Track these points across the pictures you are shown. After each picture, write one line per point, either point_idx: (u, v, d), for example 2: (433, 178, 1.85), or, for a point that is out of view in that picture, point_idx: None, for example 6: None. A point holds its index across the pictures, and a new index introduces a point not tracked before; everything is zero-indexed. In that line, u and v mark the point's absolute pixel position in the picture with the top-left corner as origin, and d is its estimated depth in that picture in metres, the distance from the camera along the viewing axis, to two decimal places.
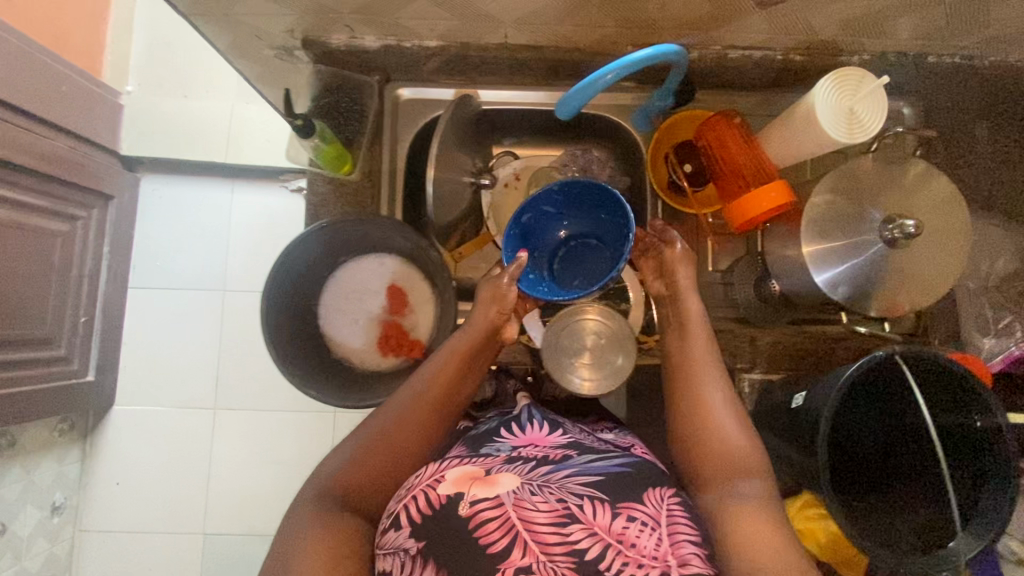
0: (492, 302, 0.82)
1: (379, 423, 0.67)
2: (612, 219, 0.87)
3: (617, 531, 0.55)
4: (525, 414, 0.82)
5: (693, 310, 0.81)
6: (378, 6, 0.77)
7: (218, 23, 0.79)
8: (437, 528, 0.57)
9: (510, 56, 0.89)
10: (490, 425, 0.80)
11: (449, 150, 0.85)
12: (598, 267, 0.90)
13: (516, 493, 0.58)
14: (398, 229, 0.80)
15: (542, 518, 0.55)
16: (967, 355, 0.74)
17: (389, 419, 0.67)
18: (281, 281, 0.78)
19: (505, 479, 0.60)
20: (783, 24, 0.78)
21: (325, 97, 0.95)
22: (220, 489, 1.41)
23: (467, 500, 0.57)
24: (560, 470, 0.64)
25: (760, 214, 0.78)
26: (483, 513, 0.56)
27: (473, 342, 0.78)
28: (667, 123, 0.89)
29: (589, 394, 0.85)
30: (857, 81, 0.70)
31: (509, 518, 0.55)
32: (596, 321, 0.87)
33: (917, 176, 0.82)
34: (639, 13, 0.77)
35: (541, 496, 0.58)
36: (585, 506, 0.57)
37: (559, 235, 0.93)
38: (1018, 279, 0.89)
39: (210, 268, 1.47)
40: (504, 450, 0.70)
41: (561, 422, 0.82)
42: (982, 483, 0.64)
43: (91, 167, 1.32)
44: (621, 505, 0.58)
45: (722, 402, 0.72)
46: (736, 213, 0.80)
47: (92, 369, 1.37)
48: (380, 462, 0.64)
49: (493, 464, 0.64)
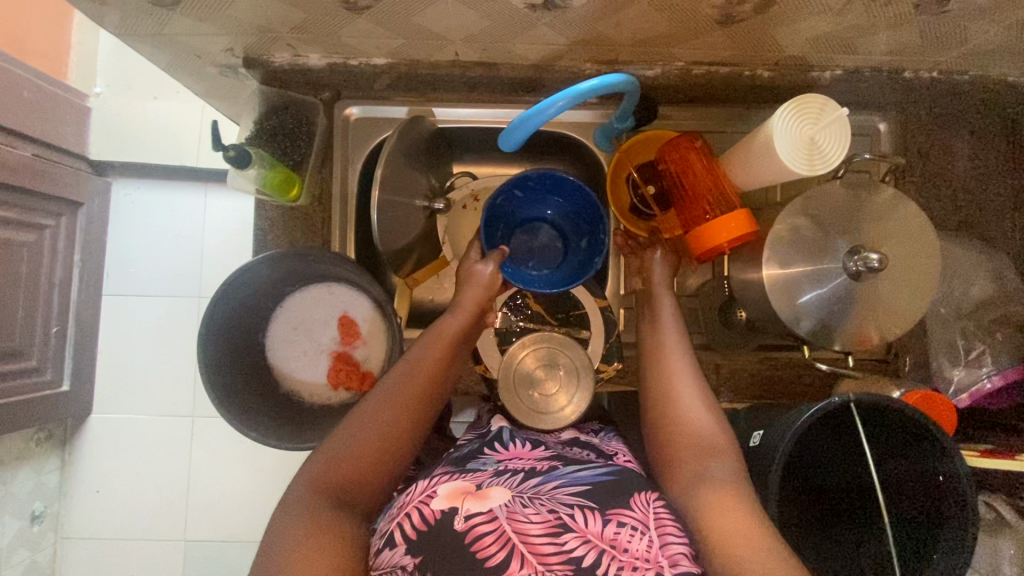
0: (479, 287, 0.81)
1: (372, 414, 0.63)
2: (573, 207, 0.90)
3: (610, 537, 0.53)
4: (506, 431, 0.75)
5: (669, 323, 0.78)
6: (315, 23, 0.72)
7: (154, 43, 0.75)
8: (434, 544, 0.52)
9: (463, 73, 0.84)
10: (471, 446, 0.73)
11: (399, 174, 0.81)
12: (550, 253, 0.94)
13: (508, 506, 0.54)
14: (342, 265, 0.76)
15: (536, 528, 0.52)
16: (929, 396, 0.73)
17: (383, 409, 0.64)
18: (221, 319, 0.75)
19: (496, 492, 0.56)
20: (746, 41, 0.73)
21: (269, 119, 0.87)
22: (199, 497, 1.35)
23: (460, 515, 0.53)
24: (549, 481, 0.61)
25: (717, 244, 0.73)
26: (480, 526, 0.51)
27: (463, 324, 0.77)
28: (628, 143, 0.84)
29: (575, 419, 0.82)
30: (819, 109, 0.66)
31: (505, 530, 0.51)
32: (535, 352, 0.85)
33: (886, 202, 0.78)
34: (595, 30, 0.72)
35: (532, 508, 0.55)
36: (576, 515, 0.54)
37: (518, 215, 0.92)
38: (992, 305, 0.85)
39: (180, 270, 1.40)
40: (490, 464, 0.66)
41: (543, 438, 0.76)
42: (941, 529, 0.64)
43: (59, 175, 1.23)
44: (612, 512, 0.56)
45: (694, 395, 0.70)
46: (694, 242, 0.75)
47: (67, 377, 1.30)
48: (373, 454, 0.60)
49: (482, 479, 0.60)
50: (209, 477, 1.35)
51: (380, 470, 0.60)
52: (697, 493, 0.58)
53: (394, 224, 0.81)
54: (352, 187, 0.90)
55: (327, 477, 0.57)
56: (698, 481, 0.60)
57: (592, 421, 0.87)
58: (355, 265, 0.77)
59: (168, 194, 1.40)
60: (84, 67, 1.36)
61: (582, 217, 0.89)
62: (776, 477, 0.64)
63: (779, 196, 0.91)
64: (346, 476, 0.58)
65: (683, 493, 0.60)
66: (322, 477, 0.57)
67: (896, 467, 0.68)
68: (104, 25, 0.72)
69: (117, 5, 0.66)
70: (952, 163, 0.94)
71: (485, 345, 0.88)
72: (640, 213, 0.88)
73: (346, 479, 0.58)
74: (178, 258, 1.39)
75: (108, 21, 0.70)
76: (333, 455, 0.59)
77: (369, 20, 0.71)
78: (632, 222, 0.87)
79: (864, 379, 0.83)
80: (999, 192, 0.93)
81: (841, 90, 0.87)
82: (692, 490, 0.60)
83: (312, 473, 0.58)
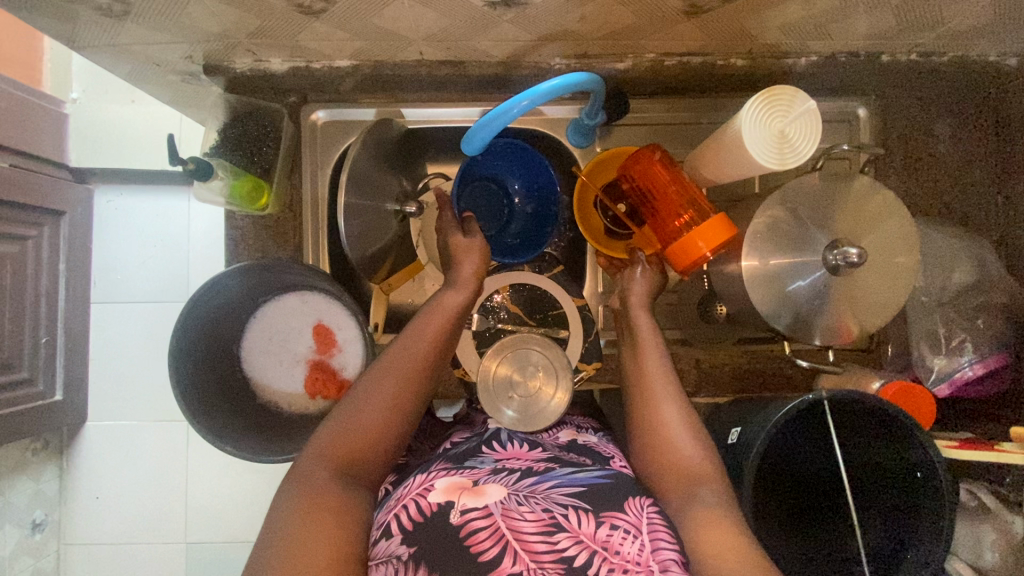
0: (475, 256, 0.79)
1: (376, 387, 0.62)
2: (526, 177, 0.92)
3: (603, 539, 0.52)
4: (505, 431, 0.75)
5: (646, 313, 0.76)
6: (271, 28, 0.70)
7: (109, 52, 0.73)
8: (430, 535, 0.52)
9: (430, 72, 0.83)
10: (468, 444, 0.73)
11: (366, 180, 0.80)
12: (492, 214, 0.93)
13: (504, 503, 0.54)
14: (308, 274, 0.75)
15: (530, 527, 0.52)
16: (904, 387, 0.74)
17: (387, 381, 0.63)
18: (192, 335, 0.75)
19: (493, 489, 0.57)
20: (715, 31, 0.71)
21: (233, 126, 0.86)
22: (197, 502, 1.32)
23: (456, 510, 0.53)
24: (544, 481, 0.59)
25: (698, 253, 0.69)
26: (474, 521, 0.52)
27: (464, 296, 0.74)
28: (593, 164, 0.84)
29: (564, 405, 0.82)
30: (791, 100, 0.64)
31: (500, 527, 0.52)
32: (504, 362, 0.84)
33: (863, 192, 0.76)
34: (558, 25, 0.69)
35: (527, 506, 0.54)
36: (570, 516, 0.53)
37: (474, 173, 0.91)
38: (974, 291, 0.84)
39: (162, 272, 1.35)
40: (487, 463, 0.66)
41: (540, 439, 0.76)
42: (920, 514, 0.65)
43: (39, 182, 1.17)
44: (606, 514, 0.54)
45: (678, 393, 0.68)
46: (674, 257, 0.72)
47: (60, 388, 1.26)
48: (379, 426, 0.60)
49: (478, 475, 0.60)
50: (212, 478, 1.32)
51: (386, 441, 0.61)
52: (666, 496, 0.59)
53: (365, 231, 0.81)
54: (323, 193, 0.89)
55: (335, 448, 0.58)
56: (670, 477, 0.60)
57: (584, 419, 0.87)
58: (325, 274, 0.77)
59: (152, 194, 1.35)
60: (60, 69, 1.32)
61: (535, 190, 0.92)
62: (749, 477, 0.64)
63: (759, 188, 0.90)
64: (354, 448, 0.58)
65: (657, 493, 0.61)
66: (331, 449, 0.58)
67: (876, 454, 0.69)
68: (56, 36, 0.70)
69: (62, 16, 0.64)
70: (932, 146, 0.92)
71: (463, 347, 0.88)
72: (615, 234, 0.87)
73: (355, 451, 0.58)
74: (167, 264, 1.34)
75: (58, 32, 0.68)
76: (339, 428, 0.60)
77: (327, 22, 0.68)
78: (608, 243, 0.86)
79: (845, 373, 0.83)
80: (982, 174, 0.92)
81: (817, 76, 0.85)
82: (664, 492, 0.60)
83: (321, 444, 0.59)
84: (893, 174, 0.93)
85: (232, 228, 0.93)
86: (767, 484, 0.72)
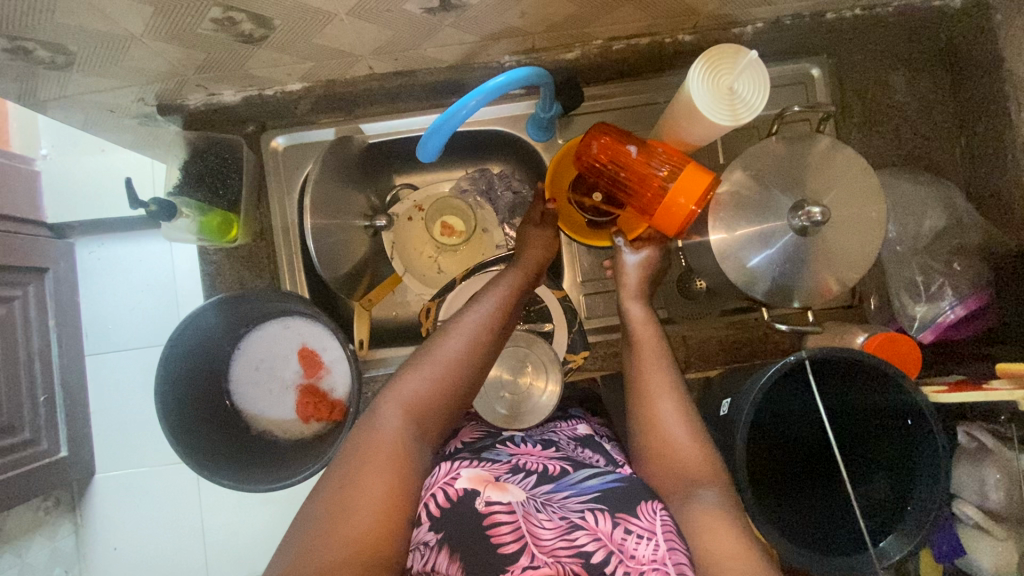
0: (538, 247, 0.80)
1: (453, 339, 0.63)
2: None
3: (618, 539, 0.52)
4: (519, 434, 0.73)
5: (633, 293, 0.77)
6: (217, 61, 0.70)
7: (61, 103, 0.73)
8: (457, 523, 0.53)
9: (382, 85, 0.83)
10: (484, 441, 0.72)
11: (329, 199, 0.83)
12: None
13: (524, 505, 0.55)
14: (280, 298, 0.74)
15: (549, 533, 0.52)
16: (897, 337, 0.75)
17: (460, 336, 0.63)
18: (176, 374, 0.75)
19: (515, 488, 0.57)
20: (655, 10, 0.72)
21: (194, 162, 0.86)
22: (216, 538, 1.29)
23: (482, 499, 0.54)
24: (560, 489, 0.59)
25: (687, 212, 0.70)
26: (498, 514, 0.52)
27: (523, 276, 0.75)
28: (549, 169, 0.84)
29: (558, 396, 0.83)
30: (733, 57, 0.64)
31: (522, 526, 0.52)
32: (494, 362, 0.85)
33: (823, 150, 0.77)
34: (502, 21, 0.69)
35: (545, 514, 0.54)
36: (587, 516, 0.54)
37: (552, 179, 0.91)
38: (947, 235, 0.85)
39: (148, 316, 1.33)
40: (504, 456, 0.65)
41: (552, 436, 0.74)
42: (919, 456, 0.65)
43: (17, 242, 1.17)
44: (622, 515, 0.54)
45: (670, 376, 0.66)
46: (664, 225, 0.72)
47: (64, 443, 1.24)
48: (452, 378, 0.60)
49: (499, 472, 0.60)
50: (228, 515, 1.29)
51: (458, 394, 0.61)
52: (662, 478, 0.59)
53: (327, 250, 0.82)
54: (293, 217, 0.90)
55: (412, 397, 0.58)
56: (662, 460, 0.60)
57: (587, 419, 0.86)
58: (301, 296, 0.74)
59: (130, 241, 1.33)
60: (26, 127, 1.30)
61: None
62: (741, 446, 0.63)
63: (722, 159, 0.91)
64: (428, 398, 0.58)
65: (653, 478, 0.60)
66: (407, 396, 0.57)
67: (867, 401, 0.70)
68: (5, 96, 0.70)
69: (9, 75, 0.64)
70: (890, 96, 0.92)
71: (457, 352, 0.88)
72: (600, 223, 0.87)
73: (427, 399, 0.58)
74: (155, 308, 1.33)
75: (6, 91, 0.68)
76: (428, 375, 0.59)
77: (270, 49, 0.69)
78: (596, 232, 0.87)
79: (826, 330, 0.85)
80: (942, 120, 0.92)
81: (766, 43, 0.86)
82: (659, 476, 0.60)
83: (397, 391, 0.58)
84: (855, 129, 0.93)
85: (206, 264, 0.93)
86: (759, 454, 0.74)
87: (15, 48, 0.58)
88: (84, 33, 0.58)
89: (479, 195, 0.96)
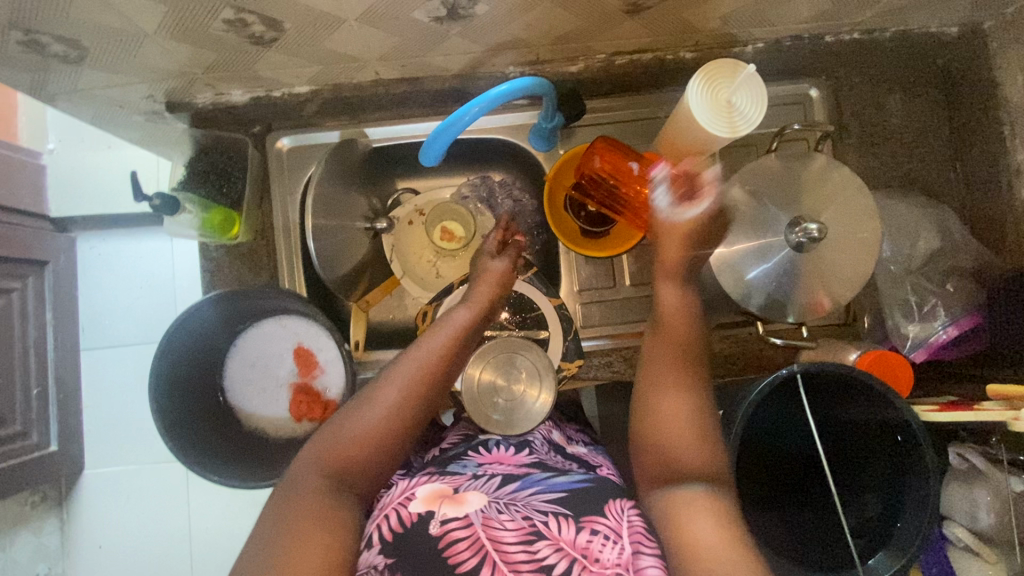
0: (492, 283, 0.79)
1: (382, 393, 0.60)
2: None
3: (582, 546, 0.51)
4: (491, 438, 0.74)
5: (672, 272, 0.71)
6: (226, 61, 0.71)
7: (70, 97, 0.74)
8: (413, 546, 0.52)
9: (388, 90, 0.85)
10: (455, 450, 0.72)
11: (330, 200, 0.84)
12: None
13: (483, 511, 0.54)
14: (275, 294, 0.75)
15: (509, 536, 0.51)
16: (881, 354, 0.75)
17: (394, 384, 0.61)
18: (172, 367, 0.76)
19: (473, 496, 0.56)
20: (658, 27, 0.73)
21: (199, 159, 0.87)
22: (205, 540, 1.28)
23: (437, 520, 0.53)
24: (525, 487, 0.59)
25: None
26: (454, 532, 0.51)
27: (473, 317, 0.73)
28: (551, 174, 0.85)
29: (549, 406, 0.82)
30: (732, 71, 0.66)
31: (479, 537, 0.51)
32: (487, 369, 0.83)
33: (820, 168, 0.78)
34: (507, 32, 0.71)
35: (507, 515, 0.53)
36: (549, 523, 0.52)
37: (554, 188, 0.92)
38: (941, 256, 0.86)
39: (145, 312, 1.33)
40: (470, 467, 0.65)
41: (528, 439, 0.75)
42: (907, 472, 0.66)
43: (19, 235, 1.17)
44: (586, 519, 0.53)
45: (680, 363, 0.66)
46: None
47: (55, 437, 1.24)
48: (382, 432, 0.58)
49: (459, 482, 0.60)
50: (219, 516, 1.28)
51: (389, 447, 0.58)
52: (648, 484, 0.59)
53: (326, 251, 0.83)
54: (294, 217, 0.91)
55: (336, 451, 0.56)
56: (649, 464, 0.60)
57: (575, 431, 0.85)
58: (298, 294, 0.75)
59: (130, 237, 1.33)
60: (35, 121, 1.32)
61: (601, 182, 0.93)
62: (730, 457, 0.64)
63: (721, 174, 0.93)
64: (354, 452, 0.56)
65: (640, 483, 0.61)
66: (330, 452, 0.56)
67: (857, 417, 0.71)
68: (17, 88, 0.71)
69: (21, 68, 0.65)
70: (886, 118, 0.94)
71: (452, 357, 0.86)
72: (592, 234, 0.88)
73: (353, 455, 0.56)
74: (154, 304, 1.33)
75: (16, 83, 0.69)
76: (351, 432, 0.57)
77: (279, 51, 0.70)
78: (590, 242, 0.88)
79: (819, 347, 0.85)
80: (939, 143, 0.93)
81: (765, 62, 0.87)
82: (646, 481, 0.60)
83: (320, 446, 0.57)
84: (852, 151, 0.94)
85: (206, 261, 0.93)
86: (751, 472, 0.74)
87: (30, 41, 0.60)
88: (99, 30, 0.59)
89: (480, 202, 0.97)
